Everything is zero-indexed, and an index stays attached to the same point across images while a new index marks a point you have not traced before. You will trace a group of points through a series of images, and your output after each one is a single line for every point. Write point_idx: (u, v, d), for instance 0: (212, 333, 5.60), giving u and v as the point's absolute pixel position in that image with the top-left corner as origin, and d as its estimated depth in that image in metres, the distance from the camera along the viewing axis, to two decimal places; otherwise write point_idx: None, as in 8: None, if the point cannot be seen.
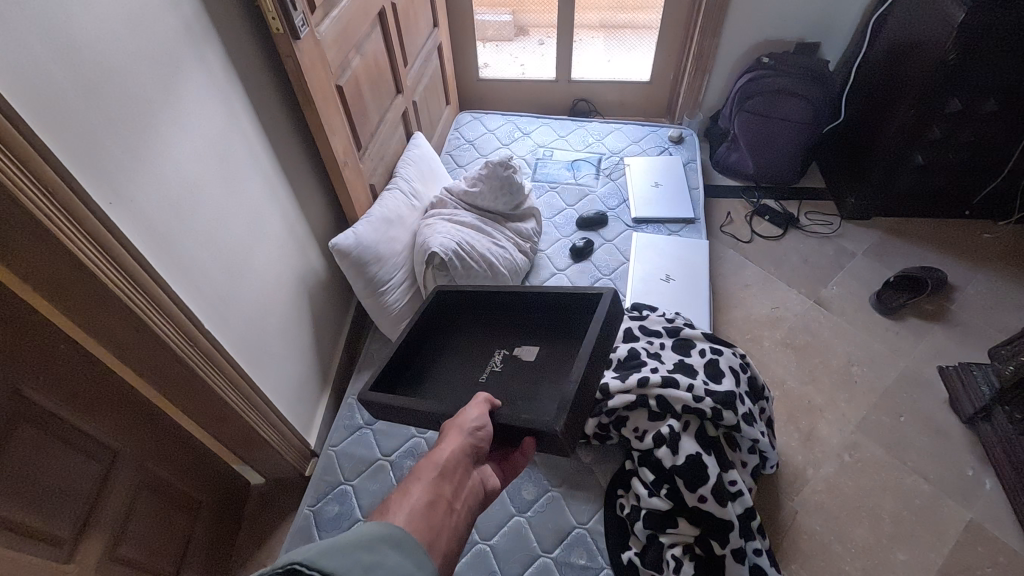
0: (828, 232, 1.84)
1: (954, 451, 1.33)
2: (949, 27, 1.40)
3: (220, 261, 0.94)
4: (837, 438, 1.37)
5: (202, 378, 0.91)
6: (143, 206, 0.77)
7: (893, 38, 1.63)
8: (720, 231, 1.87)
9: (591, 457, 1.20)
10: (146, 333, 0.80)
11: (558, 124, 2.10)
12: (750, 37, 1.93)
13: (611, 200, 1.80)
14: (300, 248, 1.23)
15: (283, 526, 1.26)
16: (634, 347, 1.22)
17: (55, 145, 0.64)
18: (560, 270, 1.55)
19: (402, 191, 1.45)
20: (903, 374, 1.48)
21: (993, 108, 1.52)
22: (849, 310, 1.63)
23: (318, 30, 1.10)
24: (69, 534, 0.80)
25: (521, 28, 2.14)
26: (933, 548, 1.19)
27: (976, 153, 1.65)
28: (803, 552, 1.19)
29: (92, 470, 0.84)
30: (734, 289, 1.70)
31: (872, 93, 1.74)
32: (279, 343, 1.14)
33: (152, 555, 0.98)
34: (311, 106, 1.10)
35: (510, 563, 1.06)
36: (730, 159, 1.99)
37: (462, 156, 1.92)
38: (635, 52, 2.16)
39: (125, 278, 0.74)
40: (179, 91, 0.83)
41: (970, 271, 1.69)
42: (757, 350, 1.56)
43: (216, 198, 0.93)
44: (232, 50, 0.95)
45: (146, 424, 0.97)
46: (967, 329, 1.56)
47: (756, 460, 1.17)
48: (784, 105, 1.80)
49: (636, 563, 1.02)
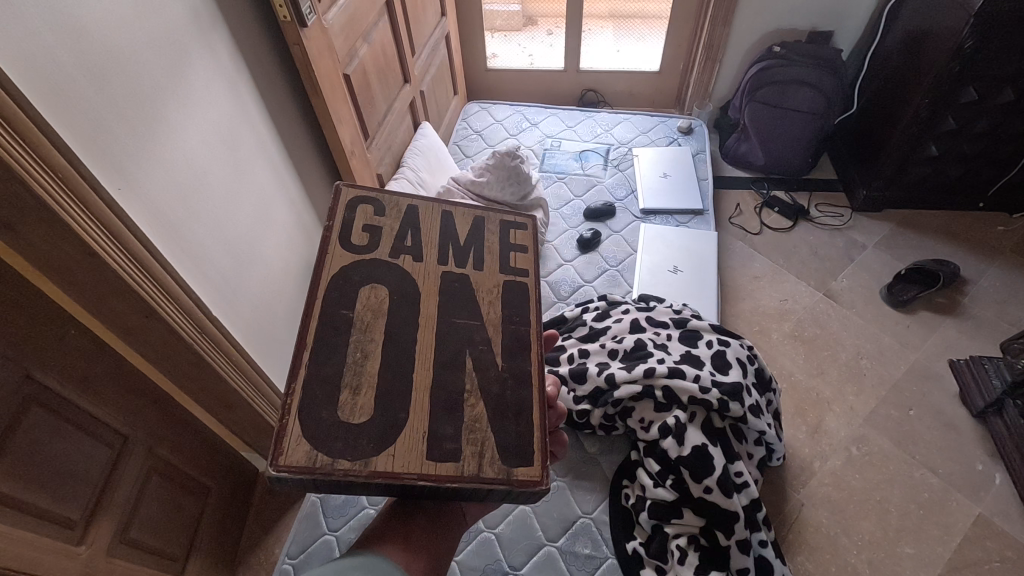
0: (837, 224, 1.82)
1: (964, 445, 1.32)
2: (967, 16, 1.37)
3: (229, 250, 0.95)
4: (845, 431, 1.36)
5: (210, 365, 0.93)
6: (153, 194, 0.78)
7: (910, 26, 1.59)
8: (728, 223, 1.85)
9: (596, 447, 1.21)
10: (155, 319, 0.81)
11: (566, 114, 2.09)
12: (762, 27, 1.91)
13: (619, 191, 1.79)
14: (308, 238, 1.24)
15: (291, 510, 1.28)
16: (641, 337, 1.22)
17: (64, 130, 0.64)
18: (567, 261, 1.56)
19: (409, 180, 1.45)
20: (912, 367, 1.47)
21: (1010, 97, 1.49)
22: (859, 303, 1.61)
23: (326, 19, 1.10)
24: (80, 515, 0.81)
25: (530, 18, 2.13)
26: (941, 542, 1.18)
27: (991, 145, 1.62)
28: (809, 543, 1.19)
29: (100, 454, 0.85)
30: (743, 281, 1.69)
31: (886, 81, 1.71)
32: (287, 332, 1.16)
33: (161, 539, 1.00)
34: (318, 95, 1.10)
35: (515, 551, 1.06)
36: (739, 149, 1.97)
37: (470, 146, 1.92)
38: (645, 42, 2.14)
39: (132, 263, 0.75)
40: (187, 78, 0.84)
41: (983, 263, 1.67)
42: (765, 342, 1.54)
43: (225, 187, 0.93)
44: (239, 38, 0.96)
45: (155, 410, 0.98)
46: (980, 323, 1.54)
47: (763, 451, 1.17)
48: (795, 95, 1.78)
49: (640, 553, 1.03)
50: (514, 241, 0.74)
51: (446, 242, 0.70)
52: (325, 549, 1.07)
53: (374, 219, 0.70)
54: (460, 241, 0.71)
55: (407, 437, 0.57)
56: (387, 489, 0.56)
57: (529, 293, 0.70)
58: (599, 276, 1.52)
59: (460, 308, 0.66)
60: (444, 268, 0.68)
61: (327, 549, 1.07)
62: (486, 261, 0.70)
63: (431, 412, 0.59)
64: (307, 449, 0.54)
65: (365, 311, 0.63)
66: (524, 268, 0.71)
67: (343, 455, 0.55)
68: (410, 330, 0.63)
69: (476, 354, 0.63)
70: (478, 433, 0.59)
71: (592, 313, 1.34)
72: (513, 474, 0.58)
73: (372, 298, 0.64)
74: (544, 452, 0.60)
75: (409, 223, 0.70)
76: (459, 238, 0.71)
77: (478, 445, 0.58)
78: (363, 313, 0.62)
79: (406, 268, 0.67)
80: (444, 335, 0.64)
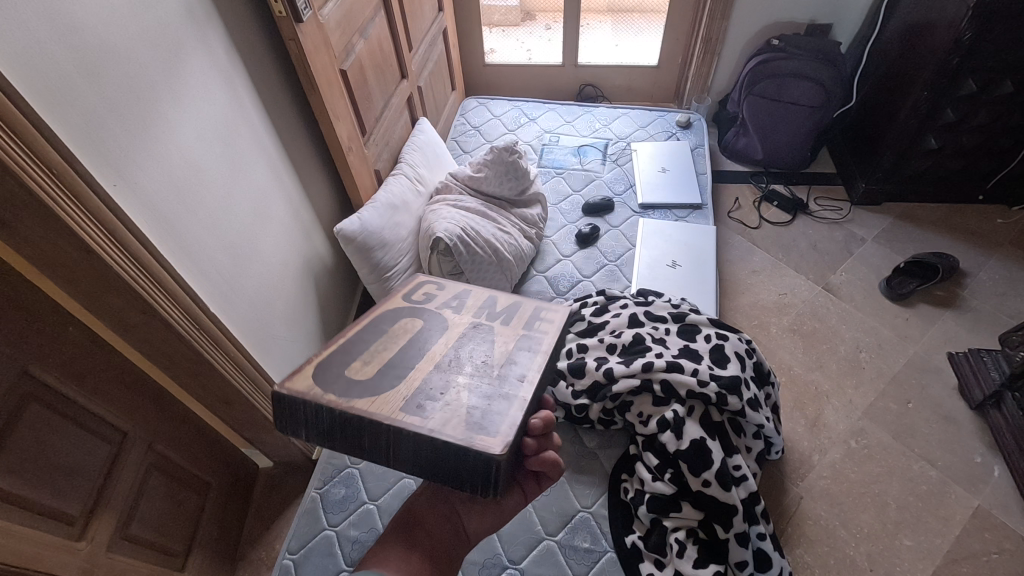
0: (837, 217, 1.82)
1: (963, 438, 1.32)
2: (966, 7, 1.36)
3: (226, 246, 0.95)
4: (844, 424, 1.36)
5: (208, 361, 0.93)
6: (149, 190, 0.78)
7: (909, 18, 1.58)
8: (727, 217, 1.85)
9: (596, 441, 1.21)
10: (152, 316, 0.81)
11: (565, 109, 2.08)
12: (761, 20, 1.90)
13: (617, 185, 1.78)
14: (306, 234, 1.24)
15: (291, 505, 1.28)
16: (639, 331, 1.22)
17: (60, 127, 0.64)
18: (566, 256, 1.56)
19: (408, 176, 1.45)
20: (911, 360, 1.47)
21: (1009, 89, 1.48)
22: (858, 296, 1.61)
23: (321, 14, 1.10)
24: (80, 511, 0.82)
25: (528, 12, 2.11)
26: (939, 534, 1.18)
27: (990, 138, 1.62)
28: (808, 536, 1.19)
29: (100, 450, 0.86)
30: (742, 275, 1.69)
31: (885, 74, 1.71)
32: (286, 328, 1.16)
33: (162, 535, 1.00)
34: (315, 91, 1.10)
35: (514, 545, 1.06)
36: (738, 144, 1.96)
37: (469, 142, 1.91)
38: (643, 36, 2.13)
39: (128, 259, 0.75)
40: (182, 74, 0.84)
41: (983, 256, 1.67)
42: (763, 336, 1.55)
43: (221, 183, 0.93)
44: (235, 34, 0.95)
45: (155, 406, 0.98)
46: (979, 315, 1.54)
47: (761, 445, 1.17)
48: (793, 88, 1.77)
49: (639, 547, 1.03)
50: (542, 313, 0.83)
51: (484, 301, 0.85)
52: (325, 545, 1.08)
53: (433, 291, 0.88)
54: (498, 304, 0.84)
55: (387, 396, 0.68)
56: (371, 427, 0.67)
57: (541, 346, 0.76)
58: (598, 270, 1.52)
59: (473, 343, 0.76)
60: (474, 321, 0.80)
61: (327, 544, 1.08)
62: (514, 321, 0.81)
63: (417, 384, 0.70)
64: (309, 383, 0.71)
65: (397, 330, 0.79)
66: (544, 329, 0.79)
67: (332, 392, 0.69)
68: (421, 349, 0.75)
69: (473, 367, 0.72)
70: (453, 409, 0.67)
71: (591, 308, 1.34)
72: (476, 439, 0.64)
73: (406, 329, 0.80)
74: (512, 429, 0.65)
75: (458, 295, 0.87)
76: (499, 303, 0.85)
77: (449, 414, 0.66)
78: (395, 329, 0.79)
79: (442, 317, 0.81)
80: (451, 350, 0.75)
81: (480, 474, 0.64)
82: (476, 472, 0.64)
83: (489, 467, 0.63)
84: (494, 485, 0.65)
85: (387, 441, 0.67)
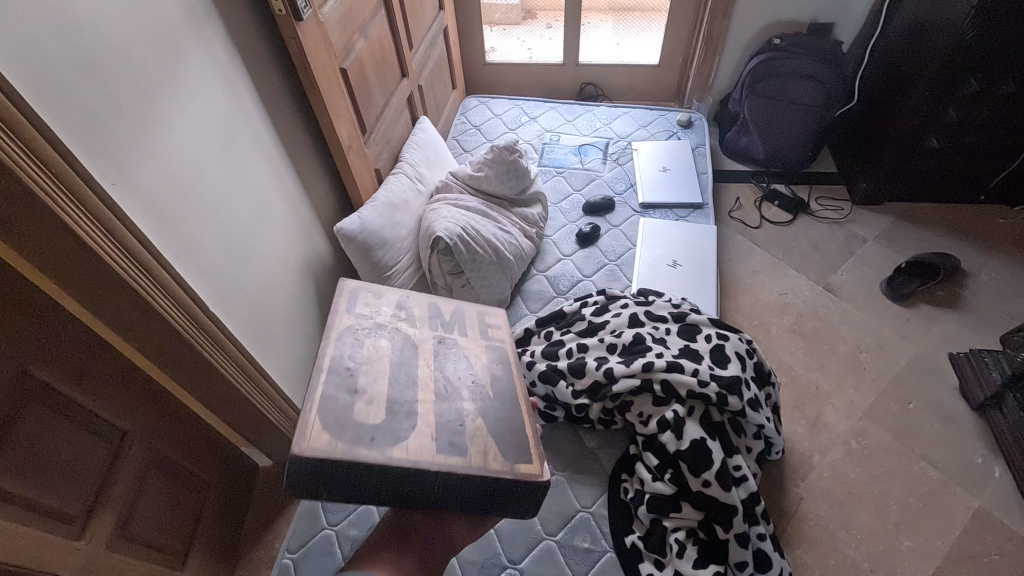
0: (838, 217, 1.82)
1: (964, 439, 1.32)
2: (969, 6, 1.36)
3: (226, 245, 0.95)
4: (844, 425, 1.36)
5: (208, 360, 0.93)
6: (148, 189, 0.78)
7: (911, 17, 1.58)
8: (728, 217, 1.84)
9: (595, 441, 1.21)
10: (151, 315, 0.81)
11: (565, 108, 2.08)
12: (762, 19, 1.89)
13: (618, 185, 1.78)
14: (306, 233, 1.24)
15: (291, 505, 1.28)
16: (640, 331, 1.21)
17: (58, 125, 0.64)
18: (566, 256, 1.56)
19: (408, 176, 1.44)
20: (912, 360, 1.46)
21: (1011, 89, 1.47)
22: (858, 296, 1.61)
23: (321, 13, 1.09)
24: (79, 510, 0.82)
25: (529, 11, 2.11)
26: (940, 535, 1.18)
27: (992, 138, 1.61)
28: (808, 537, 1.19)
29: (99, 449, 0.86)
30: (743, 274, 1.69)
31: (887, 74, 1.70)
32: (285, 328, 1.16)
33: (161, 534, 1.00)
34: (315, 89, 1.10)
35: (514, 545, 1.06)
36: (740, 143, 1.96)
37: (469, 141, 1.91)
38: (645, 36, 2.13)
39: (127, 258, 0.75)
40: (181, 72, 0.83)
41: (985, 256, 1.67)
42: (764, 336, 1.54)
43: (220, 183, 0.93)
44: (235, 33, 0.95)
45: (154, 405, 0.98)
46: (980, 316, 1.54)
47: (762, 445, 1.17)
48: (794, 87, 1.76)
49: (639, 547, 1.03)
50: (487, 321, 0.90)
51: (432, 311, 0.87)
52: (325, 544, 1.08)
53: (373, 299, 0.84)
54: (444, 313, 0.88)
55: (417, 440, 0.68)
56: (411, 475, 0.66)
57: (505, 353, 0.86)
58: (598, 270, 1.52)
59: (451, 361, 0.80)
60: (436, 335, 0.83)
61: (327, 543, 1.08)
62: (470, 330, 0.87)
63: (433, 421, 0.71)
64: (328, 437, 0.65)
65: (370, 355, 0.75)
66: (499, 336, 0.89)
67: (359, 445, 0.65)
68: (410, 375, 0.75)
69: (471, 390, 0.77)
70: (480, 437, 0.72)
71: (591, 307, 1.33)
72: (518, 470, 0.71)
73: (374, 352, 0.76)
74: (540, 454, 0.73)
75: (400, 305, 0.85)
76: (444, 311, 0.88)
77: (481, 445, 0.71)
78: (368, 354, 0.76)
79: (405, 336, 0.80)
80: (439, 380, 0.76)
81: (521, 498, 0.73)
82: (521, 498, 0.73)
83: (535, 490, 0.72)
84: (532, 501, 0.74)
85: (427, 486, 0.68)
